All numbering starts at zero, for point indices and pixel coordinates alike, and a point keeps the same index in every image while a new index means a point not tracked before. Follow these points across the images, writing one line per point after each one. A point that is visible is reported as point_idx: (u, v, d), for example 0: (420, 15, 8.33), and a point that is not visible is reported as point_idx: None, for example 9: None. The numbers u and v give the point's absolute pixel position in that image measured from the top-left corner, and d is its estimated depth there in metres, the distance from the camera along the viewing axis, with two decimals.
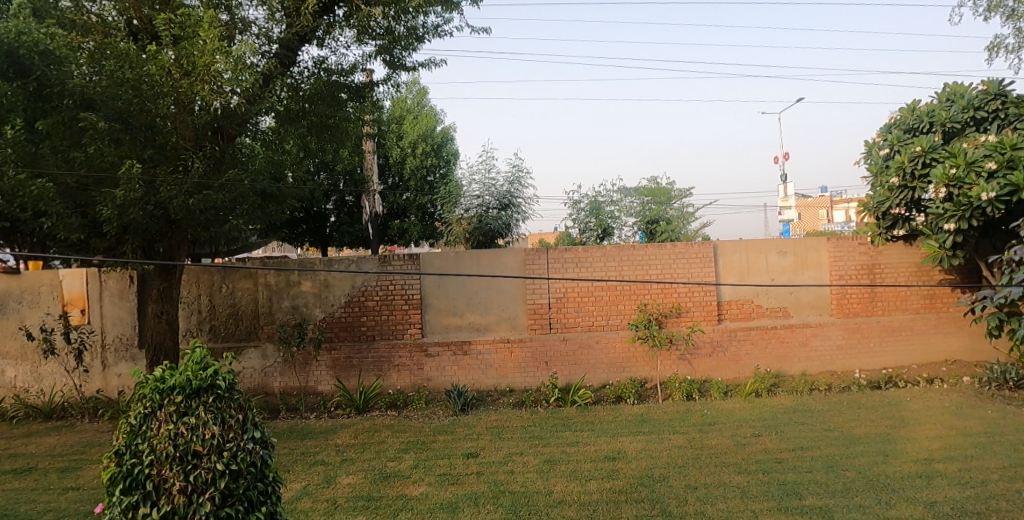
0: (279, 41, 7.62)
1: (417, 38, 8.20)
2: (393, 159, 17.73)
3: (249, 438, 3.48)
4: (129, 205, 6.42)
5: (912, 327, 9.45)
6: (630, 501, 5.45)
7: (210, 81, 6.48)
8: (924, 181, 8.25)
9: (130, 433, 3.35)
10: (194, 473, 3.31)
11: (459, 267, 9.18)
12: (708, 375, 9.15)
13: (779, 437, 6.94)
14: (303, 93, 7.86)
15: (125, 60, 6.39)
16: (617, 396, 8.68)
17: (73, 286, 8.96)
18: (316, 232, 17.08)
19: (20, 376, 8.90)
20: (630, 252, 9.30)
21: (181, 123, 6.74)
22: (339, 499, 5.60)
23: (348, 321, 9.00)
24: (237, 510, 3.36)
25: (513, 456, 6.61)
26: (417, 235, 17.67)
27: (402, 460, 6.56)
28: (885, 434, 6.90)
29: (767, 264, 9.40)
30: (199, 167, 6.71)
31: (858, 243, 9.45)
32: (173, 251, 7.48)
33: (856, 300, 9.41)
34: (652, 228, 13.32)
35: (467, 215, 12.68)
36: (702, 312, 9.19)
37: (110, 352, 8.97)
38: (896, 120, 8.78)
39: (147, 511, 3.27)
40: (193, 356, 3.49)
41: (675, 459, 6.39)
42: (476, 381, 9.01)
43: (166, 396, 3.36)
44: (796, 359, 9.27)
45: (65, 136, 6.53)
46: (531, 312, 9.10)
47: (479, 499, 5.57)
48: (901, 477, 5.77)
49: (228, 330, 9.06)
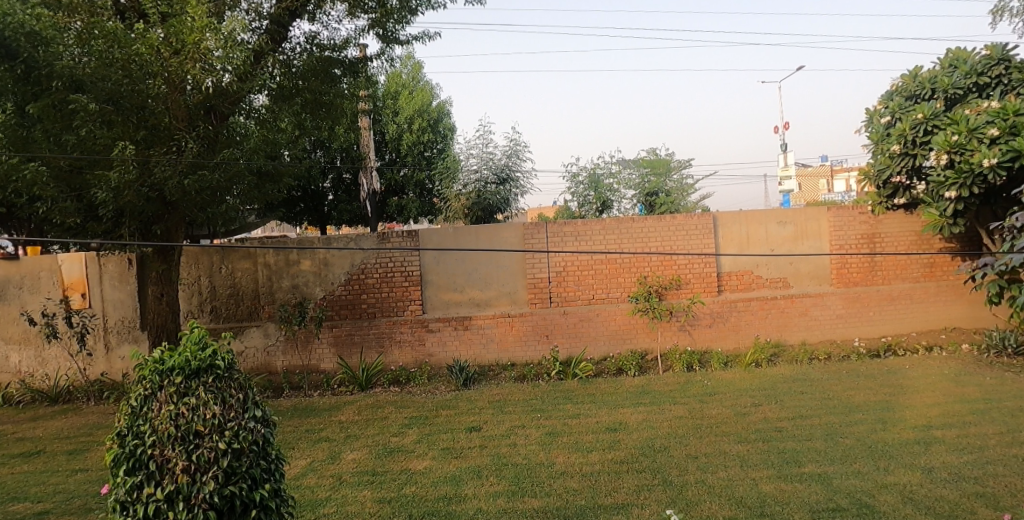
0: (269, 16, 7.50)
1: (410, 11, 8.08)
2: (390, 135, 17.61)
3: (250, 417, 3.49)
4: (124, 187, 6.39)
5: (912, 296, 9.46)
6: (630, 471, 5.51)
7: (201, 59, 6.43)
8: (925, 148, 8.20)
9: (132, 415, 3.39)
10: (197, 453, 3.33)
11: (459, 243, 9.18)
12: (709, 345, 9.18)
13: (779, 406, 6.98)
14: (297, 69, 7.74)
15: (114, 40, 6.31)
16: (617, 368, 8.73)
17: (73, 271, 8.95)
18: (314, 211, 17.05)
19: (24, 361, 8.94)
20: (630, 224, 9.26)
21: (173, 102, 6.65)
22: (344, 474, 5.66)
23: (349, 299, 9.04)
24: (240, 488, 3.38)
25: (514, 429, 6.66)
26: (415, 212, 17.75)
27: (405, 435, 6.62)
28: (885, 402, 6.94)
29: (767, 234, 9.40)
30: (194, 147, 6.66)
31: (858, 212, 9.44)
32: (170, 233, 7.45)
33: (856, 269, 9.43)
34: (651, 201, 13.28)
35: (465, 190, 12.64)
36: (702, 283, 9.22)
37: (113, 335, 8.99)
38: (898, 87, 8.71)
39: (151, 491, 3.31)
40: (191, 336, 3.46)
41: (674, 430, 6.44)
42: (477, 355, 9.05)
43: (165, 377, 3.36)
44: (795, 329, 9.29)
45: (56, 119, 6.47)
46: (530, 286, 9.12)
47: (481, 472, 5.62)
48: (899, 444, 5.83)
49: (229, 310, 9.07)
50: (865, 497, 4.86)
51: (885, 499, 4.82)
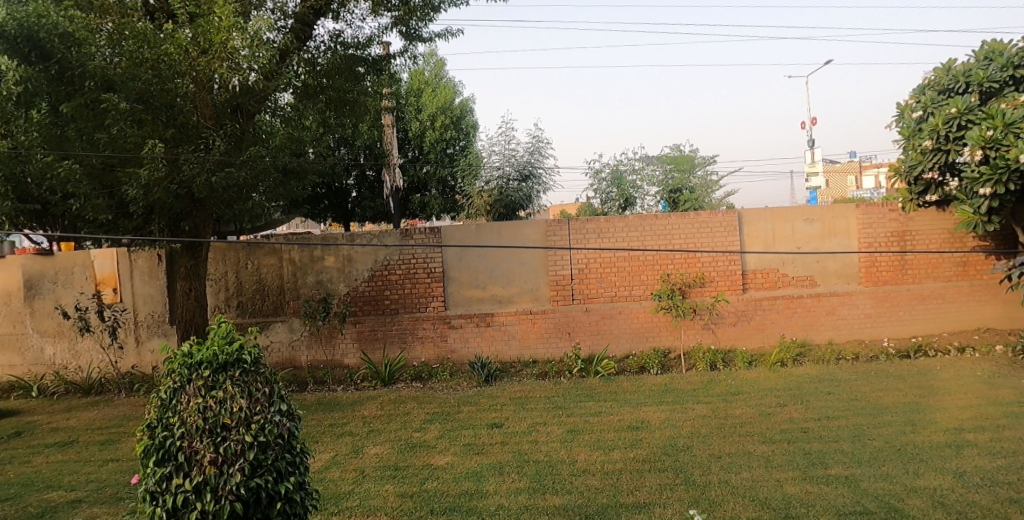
0: (294, 15, 7.61)
1: (433, 8, 8.13)
2: (413, 132, 17.72)
3: (276, 411, 3.56)
4: (154, 184, 6.52)
5: (944, 296, 9.33)
6: (653, 470, 5.51)
7: (227, 58, 6.55)
8: (959, 143, 8.08)
9: (161, 407, 3.48)
10: (224, 445, 3.40)
11: (481, 240, 9.23)
12: (733, 344, 9.13)
13: (805, 406, 6.93)
14: (321, 67, 7.81)
15: (144, 40, 6.40)
16: (640, 366, 8.72)
17: (105, 266, 9.16)
18: (338, 208, 17.24)
19: (58, 354, 9.16)
20: (653, 222, 9.25)
21: (201, 101, 6.77)
22: (367, 469, 5.74)
23: (372, 295, 9.13)
24: (266, 480, 3.45)
25: (536, 426, 6.69)
26: (438, 209, 17.82)
27: (428, 431, 6.68)
28: (914, 403, 6.86)
29: (793, 232, 9.33)
30: (221, 145, 6.81)
31: (888, 210, 9.33)
32: (198, 229, 7.55)
33: (886, 268, 9.31)
34: (674, 198, 13.17)
35: (488, 187, 12.67)
36: (726, 281, 9.18)
37: (143, 329, 9.17)
38: (931, 80, 8.58)
39: (180, 482, 3.39)
40: (219, 330, 3.56)
41: (697, 429, 6.43)
42: (499, 352, 9.09)
43: (194, 371, 3.45)
44: (822, 328, 9.20)
45: (88, 118, 6.61)
46: (553, 283, 9.14)
47: (503, 468, 5.66)
48: (929, 446, 5.77)
49: (255, 305, 9.21)
50: (894, 501, 4.81)
51: (915, 503, 4.77)
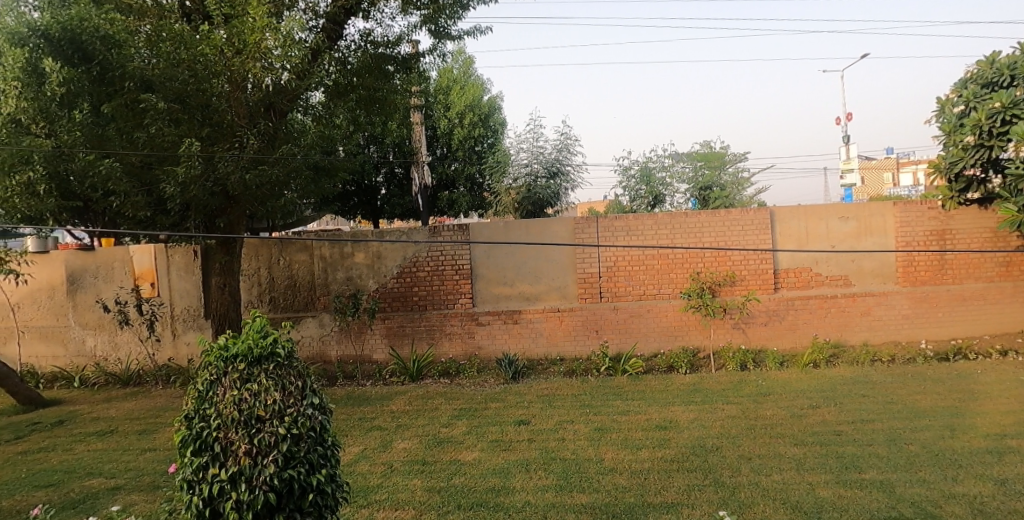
0: (325, 15, 7.71)
1: (462, 6, 8.21)
2: (441, 130, 17.77)
3: (308, 404, 3.64)
4: (190, 182, 6.65)
5: (985, 297, 9.16)
6: (681, 470, 5.51)
7: (261, 58, 6.68)
8: (1003, 138, 7.93)
9: (198, 398, 3.58)
10: (258, 437, 3.49)
11: (510, 237, 9.26)
12: (764, 344, 9.06)
13: (838, 409, 6.86)
14: (351, 66, 7.93)
15: (181, 41, 6.56)
16: (669, 365, 8.67)
17: (143, 262, 9.36)
18: (367, 205, 17.40)
19: (99, 346, 9.43)
20: (684, 219, 9.21)
21: (235, 101, 6.92)
22: (395, 463, 5.83)
23: (401, 291, 9.24)
24: (299, 472, 3.54)
25: (562, 424, 6.72)
26: (466, 206, 17.92)
27: (455, 427, 6.76)
28: (953, 408, 6.75)
29: (827, 230, 9.21)
30: (255, 143, 6.92)
31: (927, 208, 9.18)
32: (233, 226, 7.73)
33: (924, 267, 9.18)
34: (705, 195, 13.14)
35: (515, 184, 12.68)
36: (757, 280, 9.12)
37: (180, 322, 9.38)
38: (974, 74, 8.34)
39: (216, 472, 3.50)
40: (253, 324, 3.65)
41: (726, 429, 6.41)
42: (527, 349, 9.13)
43: (229, 364, 3.55)
44: (856, 328, 9.08)
45: (128, 118, 6.87)
46: (581, 281, 9.17)
47: (530, 465, 5.71)
48: (969, 452, 5.68)
49: (287, 301, 9.39)
50: (931, 508, 4.76)
51: (952, 510, 4.71)
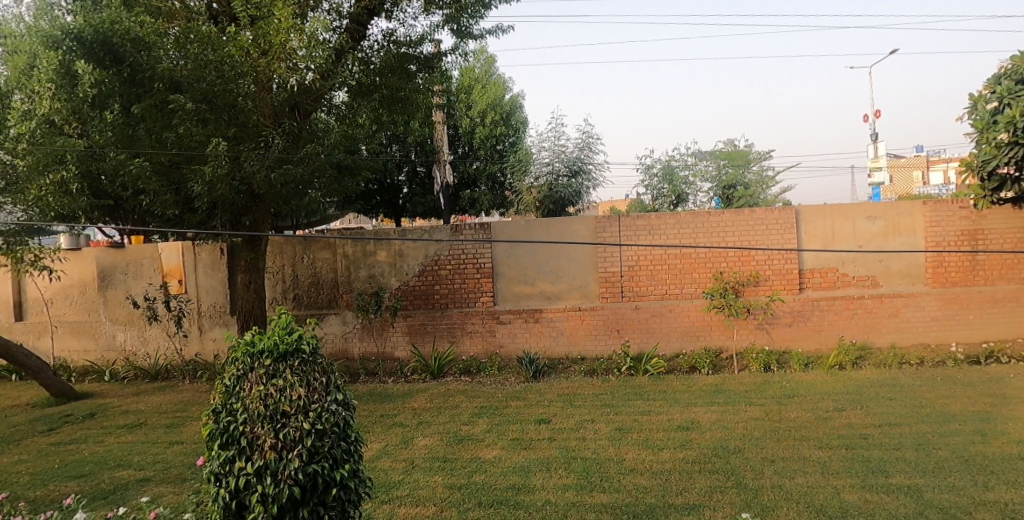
0: (349, 15, 7.80)
1: (484, 6, 8.25)
2: (463, 128, 17.93)
3: (333, 400, 3.70)
4: (217, 181, 6.77)
5: (1018, 299, 9.00)
6: (704, 472, 5.51)
7: (286, 59, 6.76)
8: None
9: (225, 393, 3.67)
10: (283, 431, 3.57)
11: (531, 236, 9.30)
12: (787, 345, 9.00)
13: (864, 412, 6.80)
14: (374, 66, 7.96)
15: (208, 43, 6.70)
16: (690, 365, 8.66)
17: (171, 259, 9.55)
18: (389, 204, 17.50)
19: (128, 340, 9.63)
20: (706, 218, 9.19)
21: (261, 101, 7.04)
22: (416, 459, 5.90)
23: (423, 289, 9.32)
24: (323, 466, 3.61)
25: (582, 424, 6.74)
26: (487, 205, 17.93)
27: (476, 424, 6.81)
28: (984, 412, 6.66)
29: (853, 229, 9.12)
30: (280, 143, 7.06)
31: (958, 206, 9.06)
32: (258, 224, 7.89)
33: (955, 268, 9.06)
34: (728, 194, 12.94)
35: (537, 183, 12.73)
36: (781, 280, 9.07)
37: (207, 319, 9.54)
38: (1008, 69, 8.17)
39: (242, 465, 3.57)
40: (279, 321, 3.73)
41: (748, 431, 6.39)
42: (547, 348, 9.16)
43: (256, 360, 3.63)
44: (883, 329, 8.98)
45: (157, 118, 6.99)
46: (602, 280, 9.18)
47: (551, 464, 5.75)
48: (1001, 458, 5.60)
49: (311, 298, 9.53)
50: (960, 514, 4.71)
51: (982, 517, 4.66)
